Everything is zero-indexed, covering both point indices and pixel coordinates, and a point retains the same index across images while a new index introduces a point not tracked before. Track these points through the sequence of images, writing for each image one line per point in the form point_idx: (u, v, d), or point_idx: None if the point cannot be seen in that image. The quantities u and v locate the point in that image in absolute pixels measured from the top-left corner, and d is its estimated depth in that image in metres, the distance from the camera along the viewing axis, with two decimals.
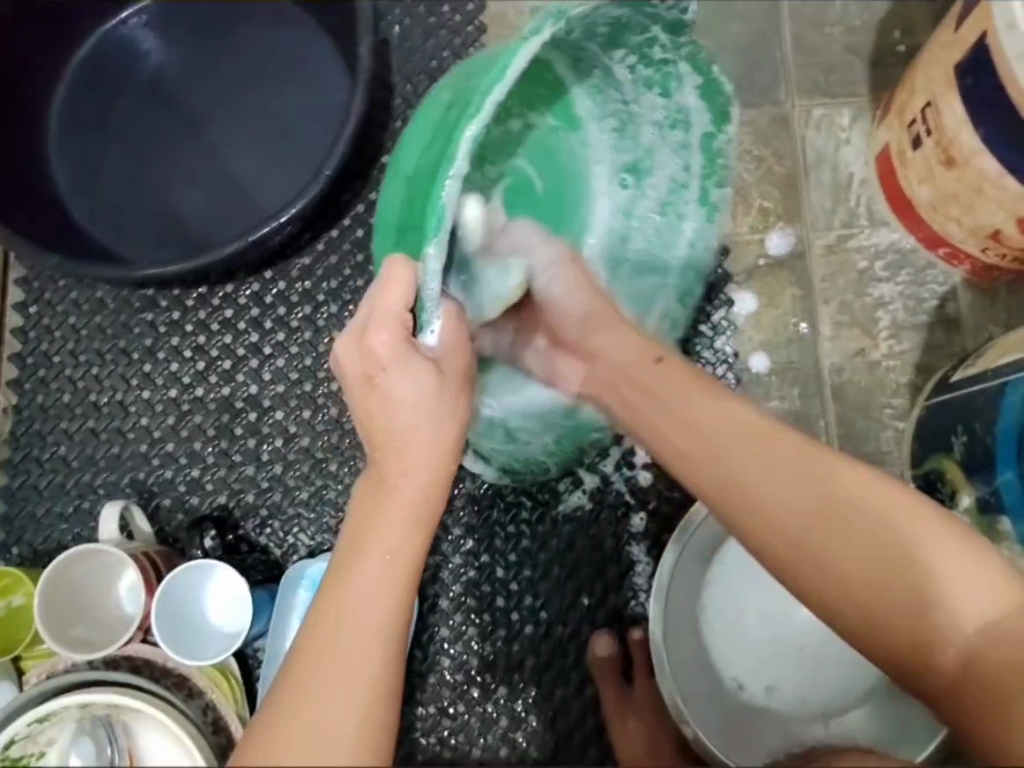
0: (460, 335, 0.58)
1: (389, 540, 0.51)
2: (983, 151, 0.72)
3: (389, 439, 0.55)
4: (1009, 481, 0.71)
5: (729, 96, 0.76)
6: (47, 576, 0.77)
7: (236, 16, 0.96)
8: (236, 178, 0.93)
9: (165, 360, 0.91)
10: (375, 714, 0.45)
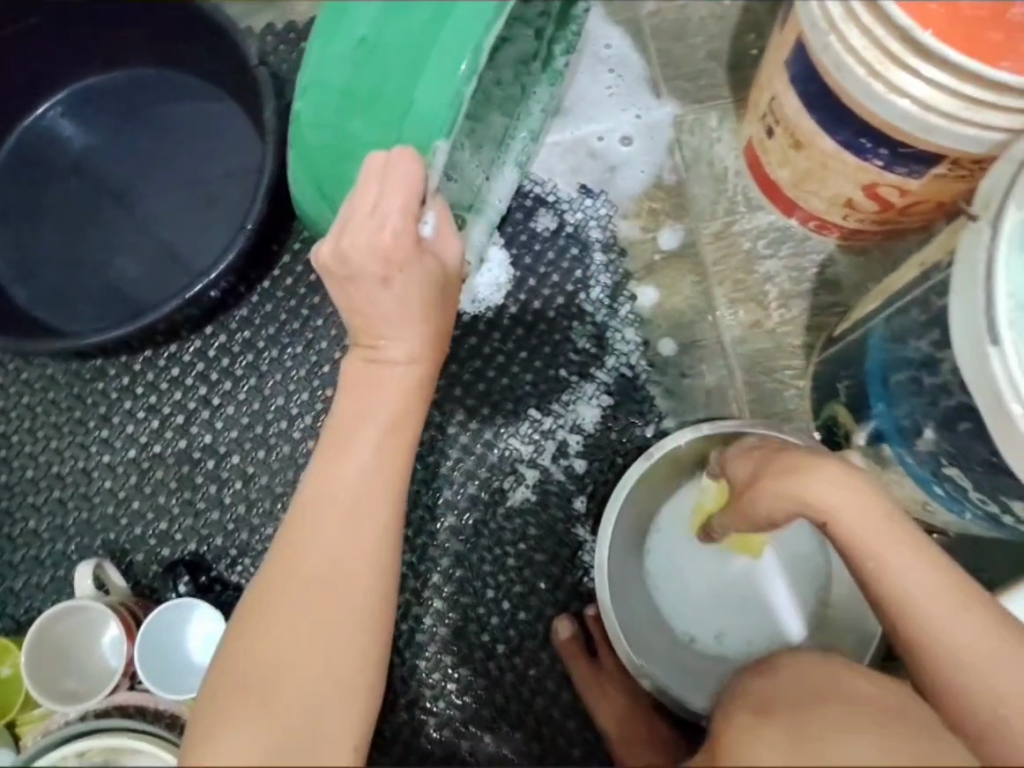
0: (451, 233, 0.64)
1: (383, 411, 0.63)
2: (821, 133, 0.82)
3: (378, 333, 0.63)
4: (882, 411, 0.77)
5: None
6: (32, 632, 0.81)
7: (151, 97, 1.04)
8: (167, 244, 1.00)
9: (120, 424, 0.97)
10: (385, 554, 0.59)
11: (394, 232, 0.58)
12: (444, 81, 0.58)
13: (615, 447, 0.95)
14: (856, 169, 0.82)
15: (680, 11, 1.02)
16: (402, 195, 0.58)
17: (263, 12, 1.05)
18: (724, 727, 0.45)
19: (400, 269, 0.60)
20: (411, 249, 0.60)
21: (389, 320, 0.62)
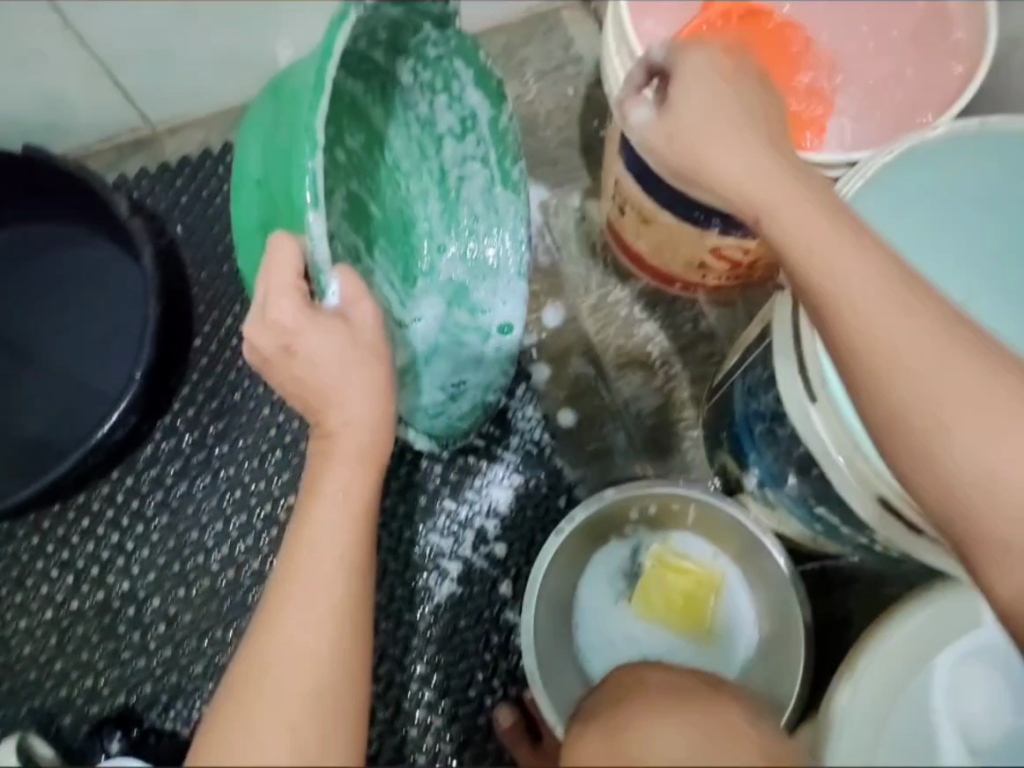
0: (358, 288, 0.67)
1: (342, 481, 0.64)
2: (664, 210, 0.88)
3: (321, 403, 0.66)
4: (756, 459, 0.81)
5: (503, 78, 0.78)
6: None
7: (32, 253, 1.05)
8: (67, 394, 1.01)
9: (35, 585, 0.96)
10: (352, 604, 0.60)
11: (286, 311, 0.63)
12: (300, 161, 0.63)
13: (531, 525, 0.98)
14: (699, 236, 0.89)
15: (530, 104, 1.09)
16: (283, 280, 0.62)
17: (134, 157, 1.09)
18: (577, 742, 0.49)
19: (305, 338, 0.63)
20: (305, 323, 0.63)
21: (323, 389, 0.65)
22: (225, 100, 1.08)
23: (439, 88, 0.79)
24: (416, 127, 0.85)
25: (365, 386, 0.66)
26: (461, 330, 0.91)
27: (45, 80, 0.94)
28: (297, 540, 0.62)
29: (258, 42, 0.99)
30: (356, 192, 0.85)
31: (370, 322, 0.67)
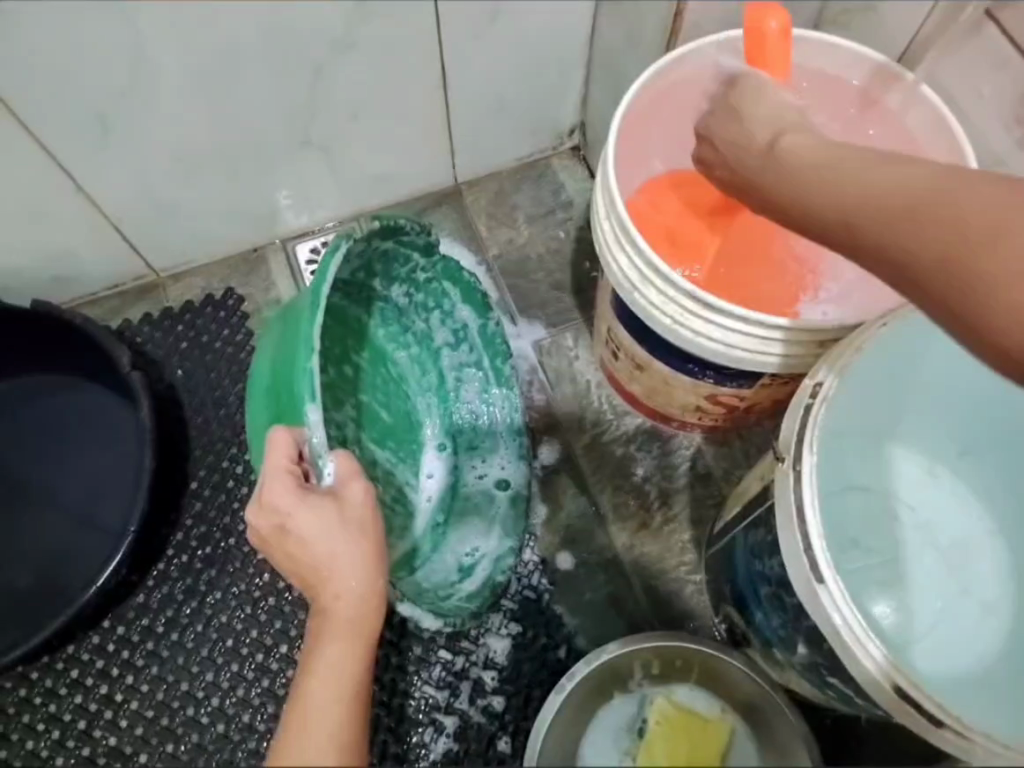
0: (353, 467, 0.70)
1: (332, 661, 0.63)
2: (654, 360, 0.89)
3: (315, 580, 0.67)
4: (762, 621, 0.77)
5: (486, 291, 0.99)
6: None
7: (33, 400, 1.09)
8: (59, 539, 1.02)
9: (19, 740, 0.94)
10: None
11: (278, 493, 0.67)
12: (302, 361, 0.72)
13: (529, 678, 0.95)
14: (693, 385, 0.89)
15: (522, 250, 1.17)
16: (280, 467, 0.68)
17: (136, 305, 1.17)
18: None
19: (298, 517, 0.66)
20: (298, 503, 0.66)
21: (319, 562, 0.66)
22: (229, 246, 1.17)
23: (432, 307, 1.00)
24: (413, 342, 1.02)
25: (355, 557, 0.66)
26: (471, 504, 1.01)
27: (59, 241, 1.03)
28: (286, 727, 0.59)
29: (260, 190, 1.09)
30: (363, 400, 1.01)
31: (361, 502, 0.68)
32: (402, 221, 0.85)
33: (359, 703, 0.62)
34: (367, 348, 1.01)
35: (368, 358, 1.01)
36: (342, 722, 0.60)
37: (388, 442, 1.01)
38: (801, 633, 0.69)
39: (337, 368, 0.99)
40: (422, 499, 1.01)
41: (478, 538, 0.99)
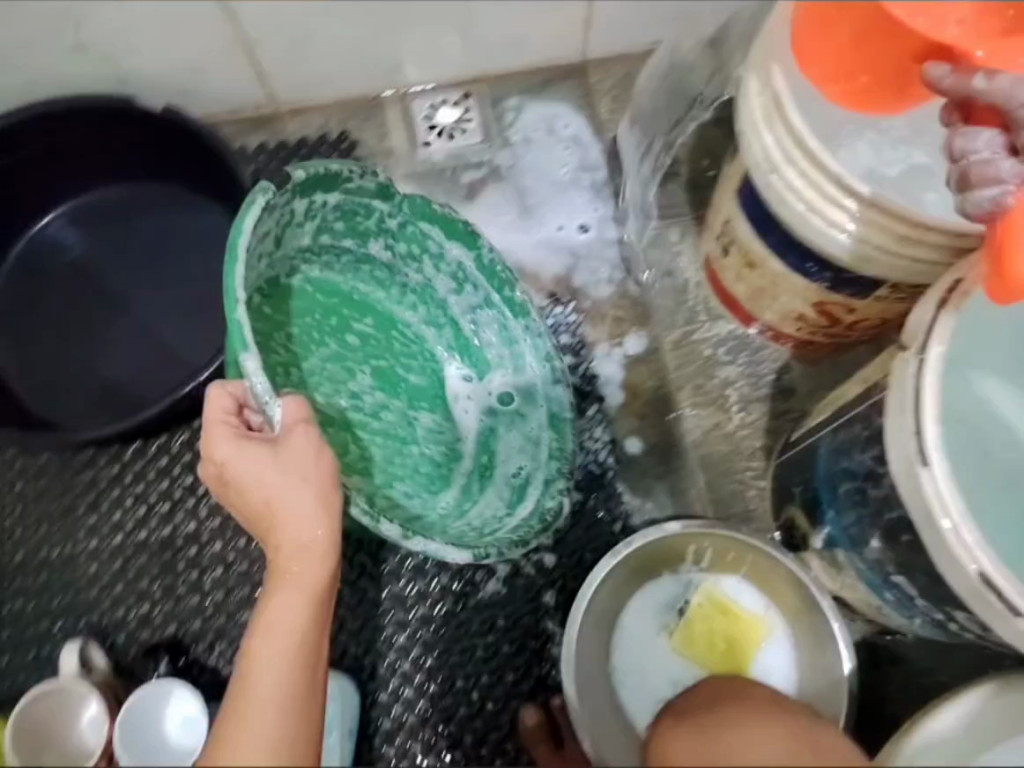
0: (301, 412, 0.74)
1: (285, 613, 0.69)
2: (770, 255, 0.90)
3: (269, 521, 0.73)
4: (833, 516, 0.82)
5: (468, 221, 0.94)
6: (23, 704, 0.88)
7: (144, 209, 1.11)
8: (155, 343, 1.06)
9: (108, 511, 1.01)
10: (295, 726, 0.63)
11: (224, 447, 0.73)
12: (230, 303, 0.71)
13: (581, 543, 0.99)
14: (805, 288, 0.90)
15: None
16: (221, 418, 0.74)
17: (254, 133, 1.18)
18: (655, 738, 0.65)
19: (241, 466, 0.72)
20: (244, 455, 0.72)
21: (265, 502, 0.72)
22: (349, 89, 1.16)
23: (419, 254, 0.95)
24: (410, 293, 0.97)
25: (301, 505, 0.72)
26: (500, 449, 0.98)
27: (191, 49, 1.03)
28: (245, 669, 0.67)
29: (390, 36, 1.05)
30: (388, 366, 0.96)
31: (303, 448, 0.73)
32: (333, 166, 0.84)
33: (309, 650, 0.69)
34: (368, 311, 0.95)
35: (375, 324, 0.95)
36: (290, 669, 0.67)
37: (421, 401, 0.97)
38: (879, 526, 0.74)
39: (338, 338, 0.93)
40: (470, 446, 0.98)
41: (532, 469, 0.98)
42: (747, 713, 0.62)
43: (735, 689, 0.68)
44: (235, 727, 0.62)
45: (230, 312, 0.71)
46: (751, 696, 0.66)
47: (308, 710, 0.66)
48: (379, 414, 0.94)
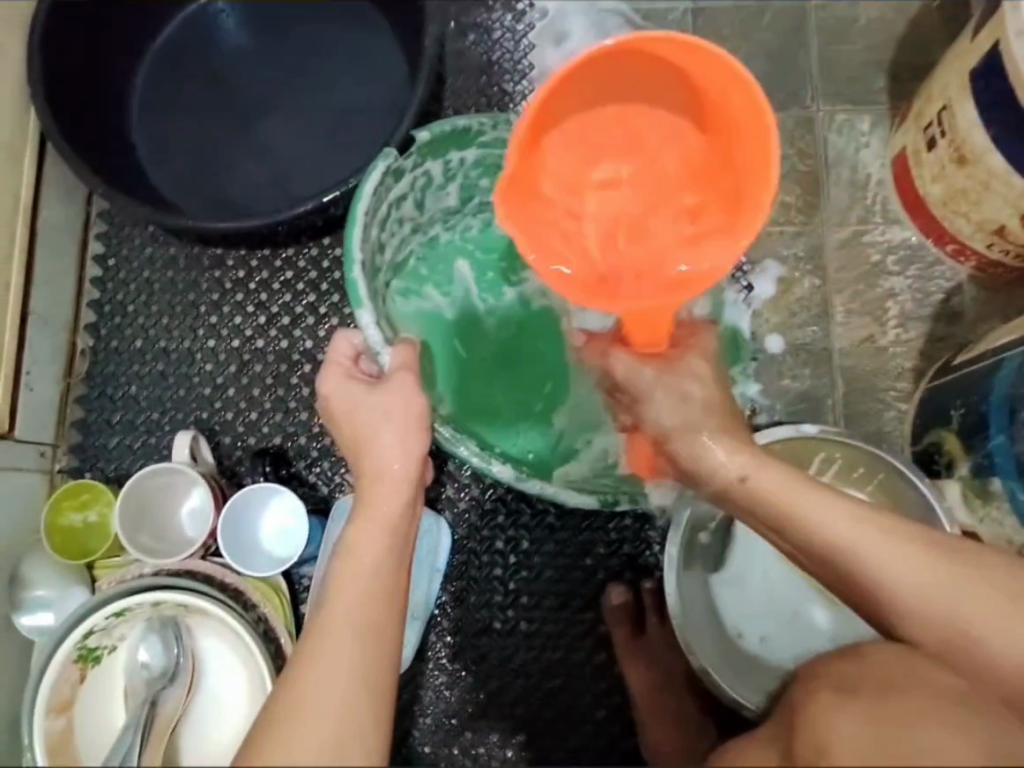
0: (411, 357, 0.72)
1: (369, 544, 0.61)
2: (991, 149, 0.79)
3: (365, 444, 0.67)
4: (1001, 444, 0.79)
5: None
6: (137, 478, 0.88)
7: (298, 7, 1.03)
8: (296, 151, 1.00)
9: (229, 314, 1.00)
10: (380, 647, 0.56)
11: (331, 377, 0.70)
12: (348, 261, 0.75)
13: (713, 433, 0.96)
14: (1018, 196, 0.80)
15: (850, 8, 1.00)
16: (336, 357, 0.72)
17: None
18: (812, 702, 0.54)
19: (345, 397, 0.69)
20: (349, 389, 0.69)
21: (354, 438, 0.68)
22: None
23: None
24: None
25: (389, 433, 0.67)
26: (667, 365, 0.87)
27: None
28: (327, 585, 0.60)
29: None
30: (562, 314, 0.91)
31: (403, 387, 0.69)
32: (461, 121, 0.82)
33: (389, 593, 0.60)
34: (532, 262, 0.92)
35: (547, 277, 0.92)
36: (368, 602, 0.58)
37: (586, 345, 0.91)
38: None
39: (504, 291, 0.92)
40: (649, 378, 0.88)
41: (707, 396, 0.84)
42: (946, 716, 0.50)
43: (916, 664, 0.55)
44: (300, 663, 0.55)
45: (347, 271, 0.75)
46: (943, 686, 0.53)
47: (382, 658, 0.56)
48: (550, 355, 0.90)
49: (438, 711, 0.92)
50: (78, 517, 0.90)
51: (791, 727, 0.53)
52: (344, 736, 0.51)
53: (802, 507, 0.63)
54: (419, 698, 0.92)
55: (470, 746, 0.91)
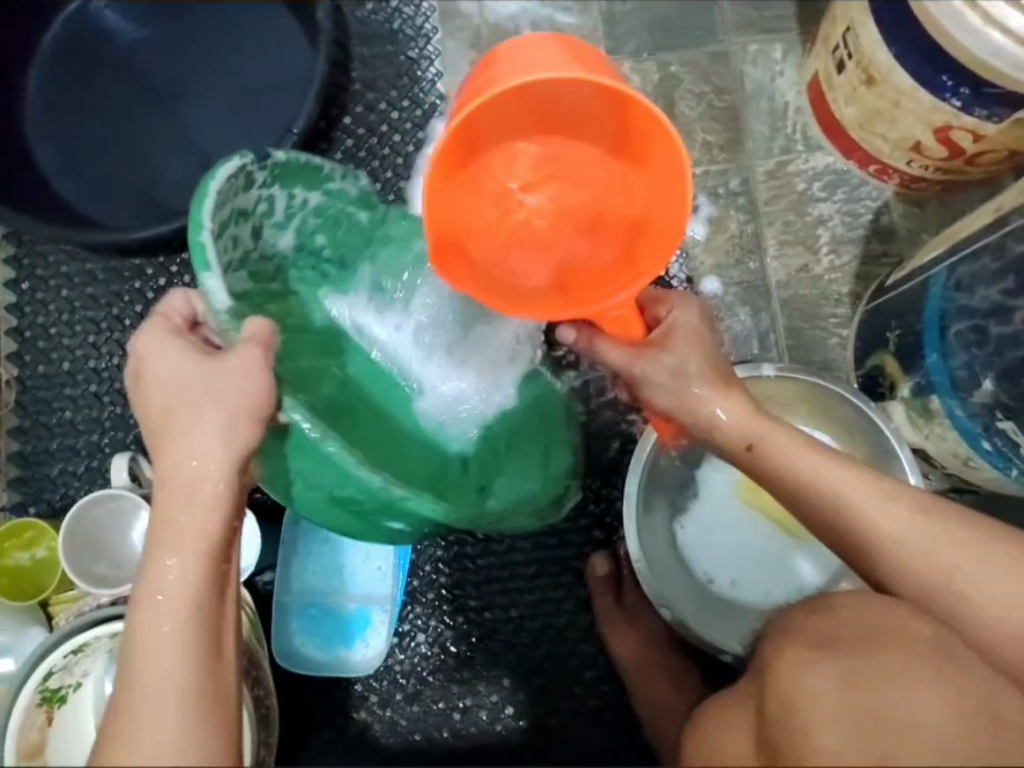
0: (259, 335, 0.58)
1: (172, 580, 0.54)
2: (896, 66, 0.78)
3: (169, 437, 0.57)
4: (936, 361, 0.79)
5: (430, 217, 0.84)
6: (76, 509, 0.85)
7: None
8: (203, 145, 0.96)
9: None
10: (210, 694, 0.51)
11: (142, 336, 0.60)
12: (194, 227, 0.57)
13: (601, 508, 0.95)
14: (929, 112, 0.79)
15: None
16: (159, 315, 0.62)
17: None
18: (780, 658, 0.50)
19: (157, 363, 0.59)
20: (162, 347, 0.59)
21: (162, 411, 0.58)
22: None
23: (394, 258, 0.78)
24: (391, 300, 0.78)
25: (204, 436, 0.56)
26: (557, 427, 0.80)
27: None
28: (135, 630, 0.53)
29: None
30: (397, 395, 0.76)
31: (232, 366, 0.57)
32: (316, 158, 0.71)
33: (210, 643, 0.53)
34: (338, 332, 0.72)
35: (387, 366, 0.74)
36: (184, 660, 0.52)
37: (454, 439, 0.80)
38: (994, 368, 0.76)
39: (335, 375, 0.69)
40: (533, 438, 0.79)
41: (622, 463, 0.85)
42: (908, 671, 0.46)
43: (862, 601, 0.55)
44: (120, 748, 0.49)
45: (192, 236, 0.57)
46: (907, 640, 0.49)
47: (220, 713, 0.51)
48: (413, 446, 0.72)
49: (425, 696, 0.91)
50: (26, 555, 0.87)
51: (762, 682, 0.50)
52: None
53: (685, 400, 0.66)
54: (404, 686, 0.91)
55: (461, 726, 0.91)
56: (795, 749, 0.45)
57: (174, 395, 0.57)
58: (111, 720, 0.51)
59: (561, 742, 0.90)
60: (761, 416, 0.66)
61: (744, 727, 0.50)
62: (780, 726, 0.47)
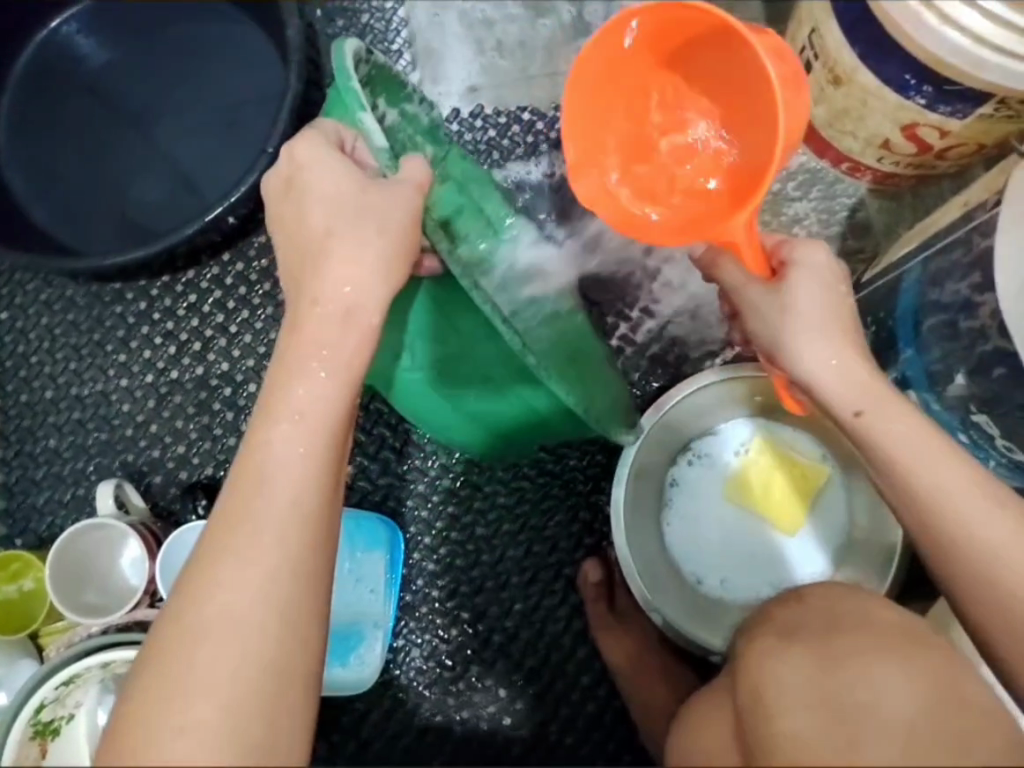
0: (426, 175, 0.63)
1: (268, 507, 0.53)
2: (861, 66, 0.79)
3: (313, 265, 0.60)
4: (911, 357, 0.80)
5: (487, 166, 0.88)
6: (61, 539, 0.84)
7: (159, 18, 0.98)
8: (179, 167, 0.96)
9: (139, 349, 0.96)
10: (292, 627, 0.50)
11: (292, 150, 0.63)
12: (342, 73, 0.65)
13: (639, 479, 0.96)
14: (896, 109, 0.80)
15: None
16: (316, 131, 0.63)
17: None
18: (750, 650, 0.52)
19: (316, 177, 0.61)
20: (319, 164, 0.62)
21: (323, 232, 0.60)
22: None
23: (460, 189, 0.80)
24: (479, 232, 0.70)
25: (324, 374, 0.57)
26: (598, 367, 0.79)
27: None
28: (216, 549, 0.51)
29: None
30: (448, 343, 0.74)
31: (394, 202, 0.61)
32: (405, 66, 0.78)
33: (319, 505, 0.54)
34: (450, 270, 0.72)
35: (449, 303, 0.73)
36: (306, 498, 0.53)
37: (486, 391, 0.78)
38: (967, 363, 0.76)
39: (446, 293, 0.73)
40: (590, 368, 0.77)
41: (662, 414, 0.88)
42: (875, 653, 0.47)
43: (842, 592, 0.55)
44: (205, 599, 0.50)
45: (342, 81, 0.65)
46: (878, 628, 0.49)
47: (313, 577, 0.52)
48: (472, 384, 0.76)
49: (422, 710, 0.91)
50: (13, 588, 0.86)
51: (734, 679, 0.52)
52: (268, 659, 0.49)
53: (800, 350, 0.63)
54: (401, 700, 0.91)
55: (458, 738, 0.90)
56: (761, 734, 0.47)
57: (328, 214, 0.60)
58: (190, 598, 0.50)
59: (560, 748, 0.90)
60: (887, 390, 0.63)
61: (721, 719, 0.52)
62: (750, 717, 0.48)
